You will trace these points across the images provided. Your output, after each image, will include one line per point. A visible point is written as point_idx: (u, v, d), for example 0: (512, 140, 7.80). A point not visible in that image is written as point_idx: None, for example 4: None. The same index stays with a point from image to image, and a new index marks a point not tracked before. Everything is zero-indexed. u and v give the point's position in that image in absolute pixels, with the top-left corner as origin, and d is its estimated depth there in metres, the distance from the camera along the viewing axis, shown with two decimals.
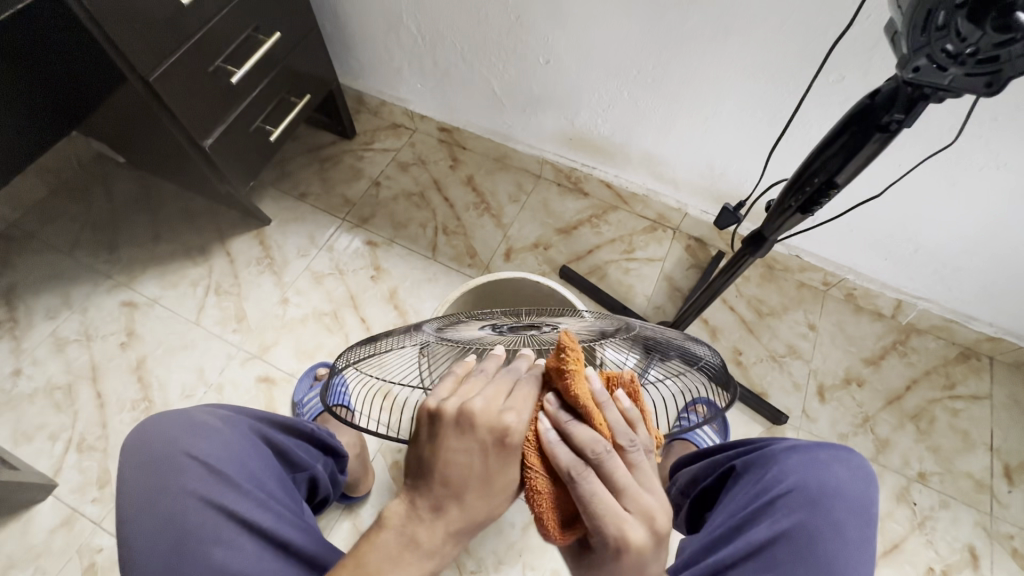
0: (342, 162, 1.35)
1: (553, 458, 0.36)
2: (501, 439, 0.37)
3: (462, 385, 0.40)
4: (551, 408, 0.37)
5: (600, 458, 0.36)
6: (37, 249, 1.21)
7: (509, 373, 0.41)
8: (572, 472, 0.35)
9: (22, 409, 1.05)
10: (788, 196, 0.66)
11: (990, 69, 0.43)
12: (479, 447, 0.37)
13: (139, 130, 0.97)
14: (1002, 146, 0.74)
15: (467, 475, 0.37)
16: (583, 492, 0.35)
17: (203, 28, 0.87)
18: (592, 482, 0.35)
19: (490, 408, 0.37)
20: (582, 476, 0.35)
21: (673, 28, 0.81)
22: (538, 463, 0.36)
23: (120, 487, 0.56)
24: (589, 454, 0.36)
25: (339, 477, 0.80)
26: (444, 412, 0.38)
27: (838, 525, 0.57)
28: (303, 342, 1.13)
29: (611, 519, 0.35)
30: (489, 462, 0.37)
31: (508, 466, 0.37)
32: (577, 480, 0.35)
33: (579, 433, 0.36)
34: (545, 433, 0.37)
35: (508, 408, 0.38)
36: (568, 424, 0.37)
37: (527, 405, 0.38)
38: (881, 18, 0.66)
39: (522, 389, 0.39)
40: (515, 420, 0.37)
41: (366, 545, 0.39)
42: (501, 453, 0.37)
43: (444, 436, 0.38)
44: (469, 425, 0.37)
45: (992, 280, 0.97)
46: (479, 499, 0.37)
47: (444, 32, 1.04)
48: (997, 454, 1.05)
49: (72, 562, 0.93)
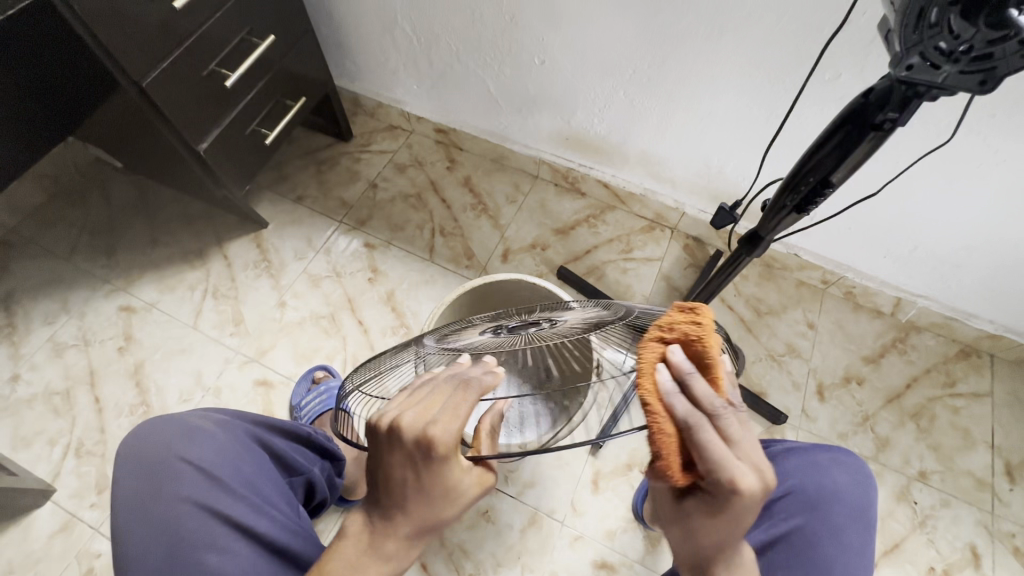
0: (340, 164, 1.35)
1: (675, 405, 0.31)
2: (427, 451, 0.37)
3: (407, 394, 0.40)
4: (675, 359, 0.32)
5: (719, 409, 0.33)
6: (35, 255, 1.21)
7: (453, 378, 0.39)
8: (697, 420, 0.32)
9: (21, 415, 1.06)
10: (783, 195, 0.65)
11: (985, 66, 0.42)
12: (412, 460, 0.38)
13: (135, 135, 0.97)
14: (1000, 143, 0.74)
15: (407, 484, 0.39)
16: (704, 439, 0.32)
17: (196, 31, 0.87)
18: (708, 432, 0.32)
19: (417, 420, 0.37)
20: (702, 423, 0.32)
21: (668, 27, 0.81)
22: (664, 412, 0.31)
23: (115, 490, 0.56)
24: (712, 404, 0.32)
25: (336, 480, 0.79)
26: (379, 425, 0.39)
27: (837, 530, 0.57)
28: (301, 346, 1.13)
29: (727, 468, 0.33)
30: (422, 472, 0.38)
31: (443, 476, 0.38)
32: (697, 428, 0.32)
33: (702, 383, 0.32)
34: (666, 382, 0.32)
35: (435, 419, 0.37)
36: (692, 375, 0.32)
37: (457, 417, 0.37)
38: (875, 15, 0.66)
39: (456, 397, 0.38)
40: (439, 433, 0.36)
41: (330, 553, 0.43)
42: (432, 464, 0.37)
43: (384, 448, 0.38)
44: (398, 438, 0.37)
45: (992, 277, 0.97)
46: (421, 505, 0.40)
47: (439, 34, 1.04)
48: (998, 452, 1.04)
49: (71, 566, 0.93)
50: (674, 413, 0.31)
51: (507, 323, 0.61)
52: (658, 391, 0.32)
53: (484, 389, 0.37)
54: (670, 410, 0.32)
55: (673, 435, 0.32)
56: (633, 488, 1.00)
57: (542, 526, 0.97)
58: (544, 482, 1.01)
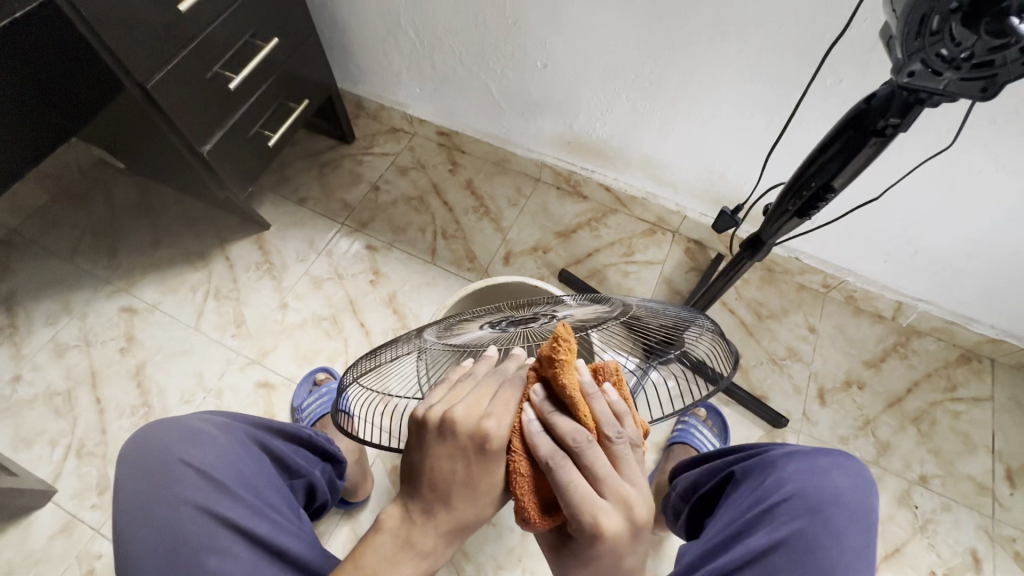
0: (342, 166, 1.35)
1: (534, 445, 0.37)
2: (481, 444, 0.37)
3: (451, 390, 0.41)
4: (536, 399, 0.38)
5: (583, 445, 0.36)
6: (38, 255, 1.21)
7: (496, 375, 0.41)
8: (552, 459, 0.36)
9: (22, 415, 1.06)
10: (785, 199, 0.65)
11: (985, 74, 0.43)
12: (462, 454, 0.38)
13: (139, 137, 0.98)
14: (1002, 148, 0.74)
15: (451, 480, 0.39)
16: (562, 479, 0.36)
17: (200, 34, 0.87)
18: (566, 468, 0.36)
19: (470, 414, 0.38)
20: (560, 461, 0.36)
21: (671, 33, 0.81)
22: (521, 449, 0.37)
23: (116, 493, 0.56)
24: (571, 441, 0.36)
25: (338, 483, 0.79)
26: (428, 418, 0.39)
27: (839, 534, 0.57)
28: (302, 347, 1.13)
29: (586, 506, 0.35)
30: (473, 467, 0.38)
31: (493, 472, 0.38)
32: (555, 466, 0.36)
33: (563, 421, 0.37)
34: (529, 423, 0.37)
35: (488, 413, 0.38)
36: (553, 415, 0.37)
37: (508, 410, 0.38)
38: (877, 21, 0.66)
39: (505, 393, 0.39)
40: (494, 426, 0.37)
41: (362, 548, 0.41)
42: (483, 458, 0.38)
43: (432, 441, 0.39)
44: (450, 431, 0.38)
45: (993, 281, 0.97)
46: (466, 500, 0.39)
47: (442, 37, 1.04)
48: (998, 457, 1.04)
49: (71, 567, 0.93)
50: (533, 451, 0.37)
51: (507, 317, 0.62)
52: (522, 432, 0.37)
53: (528, 383, 0.39)
54: (527, 448, 0.37)
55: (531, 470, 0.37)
56: None
57: None
58: None
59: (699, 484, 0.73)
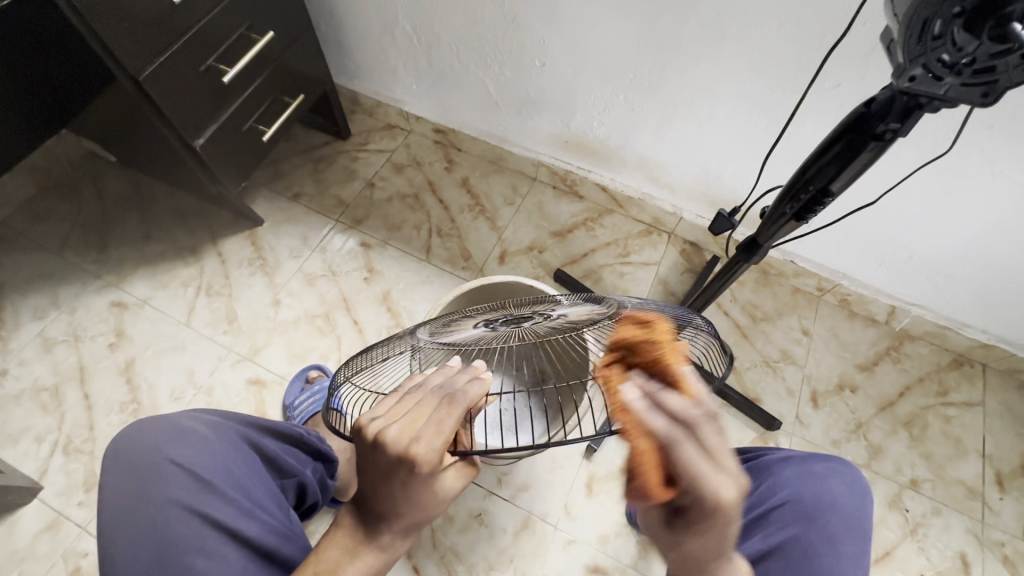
0: (337, 162, 1.34)
1: (648, 421, 0.28)
2: (409, 467, 0.36)
3: (394, 404, 0.39)
4: (636, 378, 0.30)
5: (703, 419, 0.29)
6: (27, 248, 1.19)
7: (440, 390, 0.38)
8: (673, 436, 0.28)
9: (8, 411, 1.04)
10: (783, 202, 0.65)
11: (987, 79, 0.43)
12: (397, 473, 0.37)
13: (129, 129, 0.96)
14: (997, 155, 0.74)
15: (393, 493, 0.38)
16: (685, 458, 0.28)
17: (194, 26, 0.86)
18: (689, 446, 0.28)
19: (401, 436, 0.36)
20: (680, 438, 0.28)
21: (669, 32, 0.81)
22: (632, 427, 0.28)
23: (103, 493, 0.55)
24: (690, 419, 0.29)
25: (329, 482, 0.78)
26: (366, 434, 0.38)
27: (834, 539, 0.56)
28: (295, 344, 1.12)
29: (715, 484, 0.29)
30: (408, 483, 0.37)
31: (426, 486, 0.38)
32: (676, 443, 0.28)
33: (672, 395, 0.29)
34: (634, 400, 0.28)
35: (419, 436, 0.36)
36: (659, 392, 0.29)
37: (441, 433, 0.36)
38: (876, 25, 0.66)
39: (442, 412, 0.36)
40: (423, 450, 0.35)
41: (327, 540, 0.43)
42: (415, 477, 0.37)
43: (368, 458, 0.38)
44: (382, 452, 0.37)
45: (986, 287, 0.97)
46: (409, 508, 0.39)
47: (439, 34, 1.03)
48: (989, 461, 1.05)
49: (57, 566, 0.92)
50: (648, 431, 0.28)
51: (501, 316, 0.61)
52: (625, 410, 0.28)
53: (465, 406, 0.36)
54: (641, 427, 0.28)
55: (652, 456, 0.28)
56: None
57: (535, 530, 0.97)
58: (538, 485, 1.00)
59: None
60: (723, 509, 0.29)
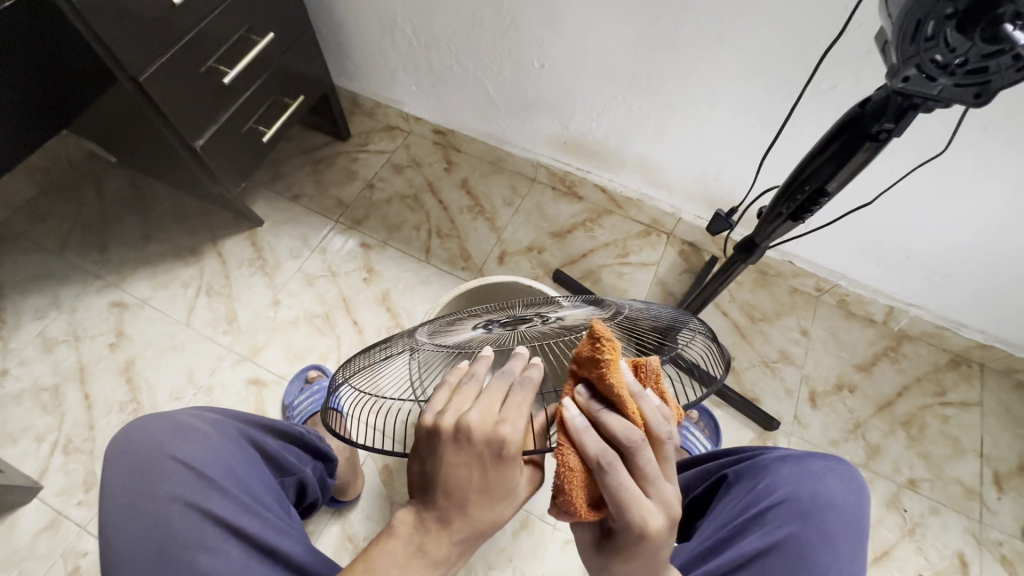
0: (337, 163, 1.34)
1: (581, 440, 0.34)
2: (498, 451, 0.37)
3: (457, 396, 0.40)
4: (582, 398, 0.36)
5: (636, 444, 0.35)
6: (27, 248, 1.20)
7: (503, 378, 0.40)
8: (605, 457, 0.34)
9: (8, 410, 1.04)
10: (779, 202, 0.65)
11: (980, 80, 0.43)
12: (479, 460, 0.38)
13: (130, 130, 0.96)
14: (993, 155, 0.75)
15: (467, 486, 0.39)
16: (612, 478, 0.35)
17: (195, 27, 0.86)
18: (619, 469, 0.35)
19: (486, 420, 0.38)
20: (611, 460, 0.35)
21: (667, 33, 0.81)
22: (568, 444, 0.34)
23: (103, 491, 0.56)
24: (625, 440, 0.35)
25: (329, 481, 0.79)
26: (441, 426, 0.38)
27: (830, 538, 0.57)
28: (295, 345, 1.12)
29: (637, 504, 0.35)
30: (488, 472, 0.38)
31: (507, 475, 0.38)
32: (606, 464, 0.34)
33: (611, 419, 0.35)
34: (574, 418, 0.35)
35: (504, 418, 0.38)
36: (600, 411, 0.35)
37: (522, 414, 0.38)
38: (872, 27, 0.67)
39: (516, 396, 0.39)
40: (510, 431, 0.37)
41: (375, 551, 0.42)
42: (499, 464, 0.38)
43: (447, 451, 0.38)
44: (465, 440, 0.37)
45: (983, 288, 0.98)
46: (480, 505, 0.39)
47: (438, 35, 1.04)
48: (987, 461, 1.05)
49: (57, 565, 0.92)
50: (582, 449, 0.34)
51: (500, 318, 0.61)
52: (566, 426, 0.35)
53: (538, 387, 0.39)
54: (576, 443, 0.34)
55: (581, 472, 0.34)
56: None
57: (534, 530, 0.97)
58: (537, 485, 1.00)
59: (691, 487, 0.73)
60: (647, 529, 0.36)
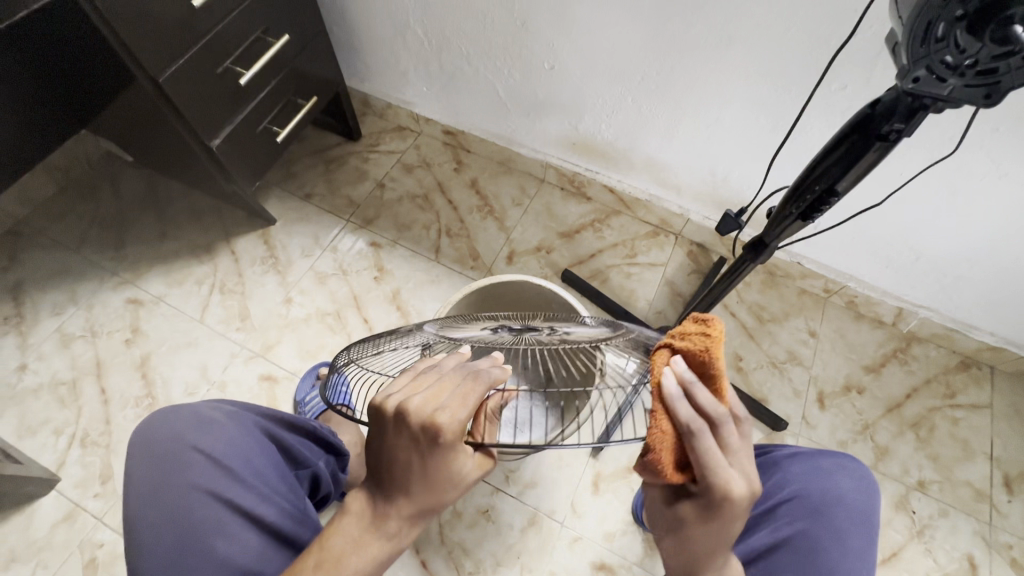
0: (348, 163, 1.36)
1: (676, 409, 0.34)
2: (434, 436, 0.37)
3: (413, 380, 0.41)
4: (678, 368, 0.36)
5: (720, 418, 0.36)
6: (45, 245, 1.22)
7: (461, 369, 0.40)
8: (696, 426, 0.35)
9: (27, 404, 1.07)
10: (789, 203, 0.66)
11: (990, 80, 0.43)
12: (419, 442, 0.38)
13: (147, 129, 0.98)
14: (1003, 157, 0.75)
15: (407, 468, 0.40)
16: (702, 447, 0.35)
17: (213, 29, 0.88)
18: (708, 439, 0.35)
19: (426, 406, 0.38)
20: (701, 431, 0.35)
21: (677, 34, 0.82)
22: (663, 411, 0.34)
23: (126, 478, 0.57)
24: (714, 413, 0.35)
25: (341, 475, 0.80)
26: (385, 408, 0.39)
27: (841, 534, 0.57)
28: (306, 342, 1.14)
29: (721, 475, 0.35)
30: (425, 457, 0.39)
31: (448, 459, 0.39)
32: (696, 433, 0.35)
33: (704, 392, 0.35)
34: (671, 387, 0.35)
35: (445, 406, 0.38)
36: (693, 384, 0.35)
37: (465, 405, 0.37)
38: (883, 28, 0.67)
39: (466, 387, 0.38)
40: (447, 420, 0.37)
41: (332, 529, 0.45)
42: (435, 450, 0.38)
43: (389, 431, 0.39)
44: (404, 423, 0.38)
45: (993, 290, 0.97)
46: (420, 487, 0.40)
47: (449, 36, 1.05)
48: (997, 463, 1.05)
49: (73, 556, 0.94)
50: (676, 418, 0.34)
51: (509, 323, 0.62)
52: (662, 395, 0.35)
53: (488, 381, 0.38)
54: (670, 412, 0.35)
55: (672, 439, 0.35)
56: (633, 490, 1.00)
57: (542, 527, 0.98)
58: (545, 483, 1.01)
59: None
60: (730, 500, 0.36)
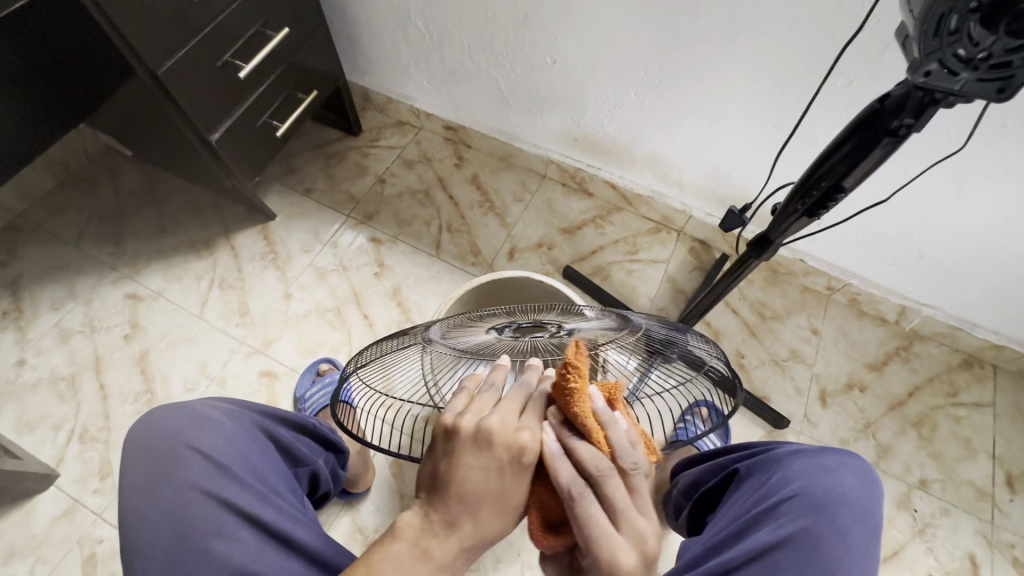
0: (348, 158, 1.35)
1: (554, 467, 0.37)
2: (516, 457, 0.37)
3: (475, 401, 0.41)
4: (556, 425, 0.38)
5: (604, 474, 0.37)
6: (43, 240, 1.21)
7: (519, 391, 0.42)
8: (574, 484, 0.36)
9: (26, 399, 1.06)
10: (793, 199, 0.65)
11: (1003, 74, 0.43)
12: (496, 464, 0.38)
13: (146, 123, 0.97)
14: (1010, 153, 0.74)
15: (484, 491, 0.38)
16: (584, 510, 0.36)
17: (212, 21, 0.87)
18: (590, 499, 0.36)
19: (506, 425, 0.38)
20: (581, 490, 0.36)
21: (682, 29, 0.81)
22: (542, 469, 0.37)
23: (122, 477, 0.57)
24: (592, 469, 0.36)
25: (341, 472, 0.80)
26: (460, 427, 0.39)
27: (844, 531, 0.57)
28: (306, 338, 1.13)
29: (605, 539, 0.36)
30: (505, 479, 0.38)
31: (521, 488, 0.38)
32: (576, 494, 0.36)
33: (582, 447, 0.37)
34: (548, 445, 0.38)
35: (523, 426, 0.38)
36: (573, 439, 0.37)
37: (540, 422, 0.39)
38: (891, 23, 0.66)
39: (532, 407, 0.40)
40: (530, 438, 0.38)
41: (375, 555, 0.39)
42: (517, 471, 0.38)
43: (466, 451, 0.38)
44: (485, 442, 0.38)
45: (997, 287, 0.97)
46: (492, 513, 0.38)
47: (451, 30, 1.04)
48: (999, 462, 1.04)
49: (73, 552, 0.94)
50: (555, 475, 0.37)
51: (515, 322, 0.62)
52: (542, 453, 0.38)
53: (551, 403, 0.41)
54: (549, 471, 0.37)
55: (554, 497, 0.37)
56: None
57: None
58: None
59: (701, 483, 0.74)
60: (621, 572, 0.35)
